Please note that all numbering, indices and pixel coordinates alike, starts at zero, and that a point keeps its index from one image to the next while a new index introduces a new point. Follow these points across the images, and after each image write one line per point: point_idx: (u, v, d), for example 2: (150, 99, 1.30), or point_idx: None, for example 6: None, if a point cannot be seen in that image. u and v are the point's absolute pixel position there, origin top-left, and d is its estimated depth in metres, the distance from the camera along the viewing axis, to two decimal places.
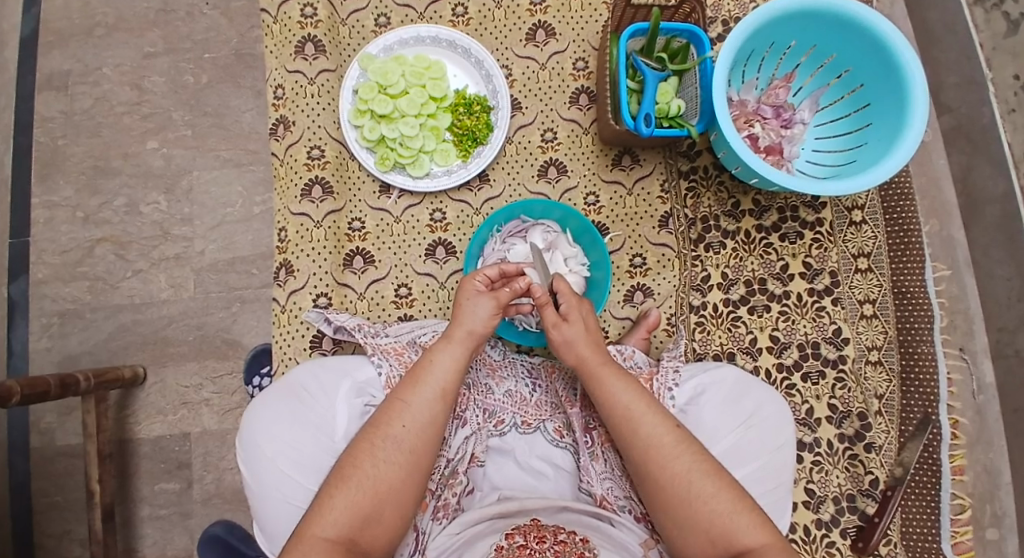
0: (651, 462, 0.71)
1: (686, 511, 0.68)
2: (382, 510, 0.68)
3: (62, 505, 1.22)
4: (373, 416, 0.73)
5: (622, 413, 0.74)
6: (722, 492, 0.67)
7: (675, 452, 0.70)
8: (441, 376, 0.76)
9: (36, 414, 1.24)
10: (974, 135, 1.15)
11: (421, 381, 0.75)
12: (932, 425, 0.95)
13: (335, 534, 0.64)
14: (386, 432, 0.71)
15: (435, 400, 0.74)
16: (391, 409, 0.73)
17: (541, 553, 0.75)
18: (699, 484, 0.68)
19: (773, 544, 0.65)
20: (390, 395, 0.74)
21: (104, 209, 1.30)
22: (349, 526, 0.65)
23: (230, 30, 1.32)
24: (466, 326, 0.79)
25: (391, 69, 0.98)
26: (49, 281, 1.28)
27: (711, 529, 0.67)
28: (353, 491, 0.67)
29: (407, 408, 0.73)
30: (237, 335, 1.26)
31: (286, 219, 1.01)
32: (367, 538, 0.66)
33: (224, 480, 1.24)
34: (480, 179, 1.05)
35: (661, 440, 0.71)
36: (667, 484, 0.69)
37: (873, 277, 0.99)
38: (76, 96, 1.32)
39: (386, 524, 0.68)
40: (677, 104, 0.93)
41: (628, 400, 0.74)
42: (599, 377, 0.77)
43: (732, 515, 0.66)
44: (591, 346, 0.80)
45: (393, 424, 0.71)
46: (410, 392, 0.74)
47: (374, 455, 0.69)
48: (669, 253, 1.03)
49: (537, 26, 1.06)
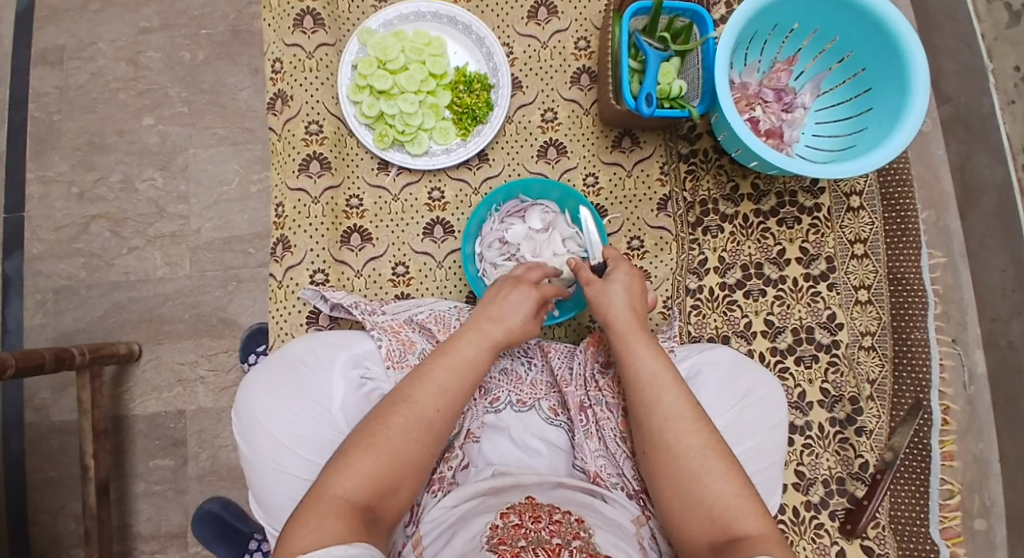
0: (666, 432, 0.71)
1: (692, 484, 0.67)
2: (400, 483, 0.66)
3: (56, 481, 1.22)
4: (398, 389, 0.72)
5: (649, 382, 0.74)
6: (732, 474, 0.66)
7: (693, 428, 0.70)
8: (475, 367, 0.77)
9: (31, 390, 1.24)
10: (973, 126, 1.15)
11: (453, 363, 0.75)
12: (923, 411, 0.95)
13: (358, 498, 0.62)
14: (417, 410, 0.70)
15: (466, 392, 0.75)
16: (420, 386, 0.72)
17: (536, 532, 0.69)
18: (711, 463, 0.67)
19: (774, 533, 0.62)
20: (426, 374, 0.73)
21: (99, 185, 1.29)
22: (371, 494, 0.63)
23: (227, 6, 1.31)
24: (507, 323, 0.81)
25: (391, 44, 0.97)
26: (44, 257, 1.28)
27: (714, 508, 0.65)
28: (382, 461, 0.65)
29: (443, 393, 0.72)
30: (233, 315, 1.26)
31: (283, 194, 1.00)
32: (383, 507, 0.64)
33: (220, 458, 1.24)
34: (479, 158, 1.04)
35: (680, 412, 0.71)
36: (677, 455, 0.69)
37: (869, 263, 1.00)
38: (71, 71, 1.30)
39: (400, 500, 0.66)
40: (679, 84, 0.92)
41: (656, 372, 0.74)
42: (631, 341, 0.78)
43: (737, 498, 0.65)
44: (631, 311, 0.81)
45: (428, 403, 0.71)
46: (446, 375, 0.74)
47: (407, 430, 0.68)
48: (667, 236, 1.03)
49: (539, 4, 1.05)
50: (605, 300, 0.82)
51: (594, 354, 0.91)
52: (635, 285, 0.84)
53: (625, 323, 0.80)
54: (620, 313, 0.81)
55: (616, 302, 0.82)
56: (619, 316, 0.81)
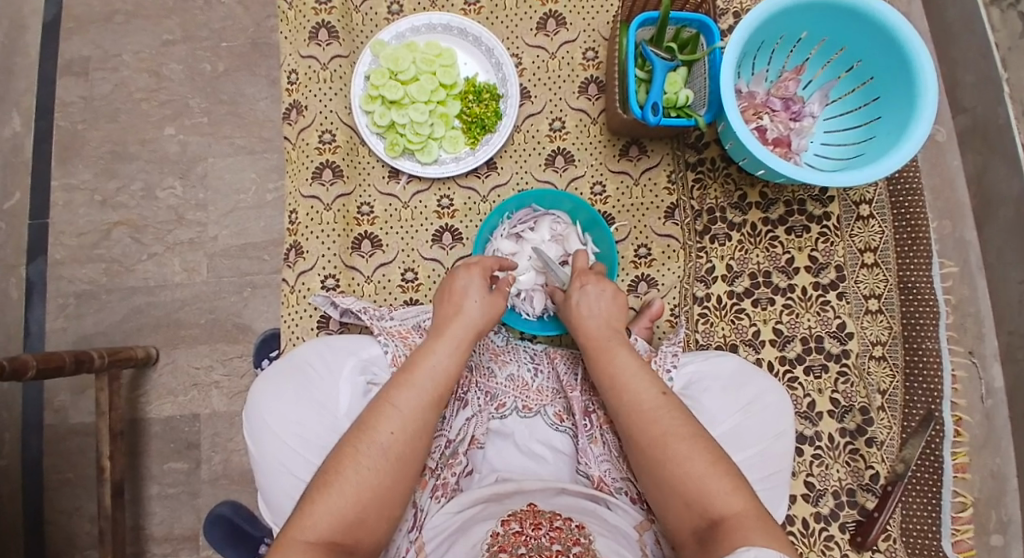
0: (633, 424, 0.71)
1: (662, 472, 0.67)
2: (366, 515, 0.64)
3: (72, 481, 1.25)
4: (355, 418, 0.69)
5: (611, 382, 0.75)
6: (697, 455, 0.65)
7: (656, 416, 0.70)
8: (432, 380, 0.72)
9: (51, 391, 1.27)
10: (991, 135, 1.13)
11: (410, 382, 0.71)
12: (935, 422, 0.93)
13: (315, 538, 0.60)
14: (372, 438, 0.67)
15: (426, 405, 0.71)
16: (374, 410, 0.69)
17: (536, 539, 0.68)
18: (679, 446, 0.66)
19: (747, 512, 0.61)
20: (381, 396, 0.70)
21: (120, 193, 1.32)
22: (331, 531, 0.61)
23: (247, 19, 1.34)
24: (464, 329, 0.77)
25: (403, 56, 0.99)
26: (67, 262, 1.31)
27: (686, 493, 0.64)
28: (338, 496, 0.63)
29: (397, 412, 0.69)
30: (248, 320, 1.28)
31: (296, 201, 1.02)
32: (351, 541, 0.62)
33: (232, 461, 1.26)
34: (488, 166, 1.06)
35: (637, 406, 0.71)
36: (645, 446, 0.69)
37: (879, 272, 0.99)
38: (96, 81, 1.35)
39: (371, 529, 0.64)
40: (685, 93, 0.94)
41: (618, 369, 0.75)
42: (599, 348, 0.79)
43: (706, 478, 0.63)
44: (597, 317, 0.82)
45: (381, 430, 0.67)
46: (400, 394, 0.70)
47: (359, 461, 0.65)
48: (674, 244, 1.04)
49: (548, 16, 1.07)
50: (574, 311, 0.84)
51: None
52: (603, 292, 0.84)
53: (599, 333, 0.80)
54: (585, 320, 0.82)
55: (582, 311, 0.83)
56: (585, 322, 0.82)
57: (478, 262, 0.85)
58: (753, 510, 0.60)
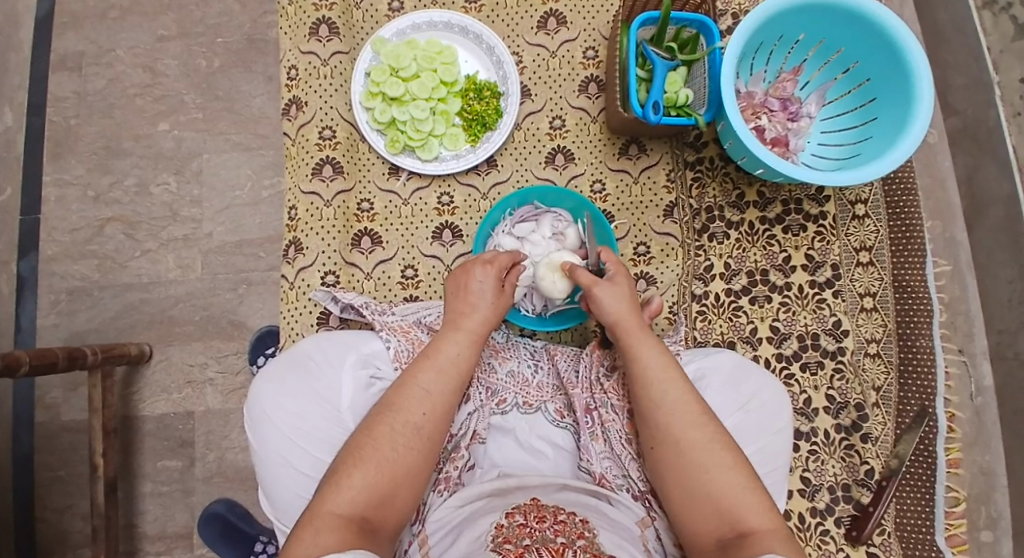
0: (674, 425, 0.71)
1: (699, 477, 0.67)
2: (396, 491, 0.66)
3: (64, 480, 1.24)
4: (381, 399, 0.72)
5: (650, 377, 0.75)
6: (738, 466, 0.67)
7: (698, 421, 0.70)
8: (456, 365, 0.76)
9: (42, 389, 1.25)
10: (980, 136, 1.16)
11: (435, 366, 0.75)
12: (928, 419, 0.95)
13: (349, 511, 0.62)
14: (403, 416, 0.70)
15: (451, 390, 0.75)
16: (400, 390, 0.73)
17: (540, 532, 0.69)
18: (721, 455, 0.67)
19: (779, 530, 0.62)
20: (410, 378, 0.73)
21: (114, 189, 1.31)
22: (364, 506, 0.63)
23: (243, 15, 1.33)
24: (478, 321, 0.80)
25: (403, 53, 0.99)
26: (59, 258, 1.30)
27: (720, 501, 0.65)
28: (373, 471, 0.65)
29: (428, 396, 0.73)
30: (243, 317, 1.27)
31: (296, 197, 1.03)
32: (381, 518, 0.64)
33: (225, 459, 1.25)
34: (488, 164, 1.06)
35: (682, 408, 0.71)
36: (686, 448, 0.69)
37: (874, 271, 1.00)
38: (89, 76, 1.33)
39: (399, 507, 0.66)
40: (685, 93, 0.94)
41: (657, 367, 0.75)
42: (630, 343, 0.78)
43: (744, 491, 0.65)
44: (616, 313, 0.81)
45: (413, 410, 0.71)
46: (427, 376, 0.74)
47: (393, 439, 0.68)
48: (672, 242, 1.05)
49: (548, 15, 1.08)
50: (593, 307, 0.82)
51: (600, 357, 0.92)
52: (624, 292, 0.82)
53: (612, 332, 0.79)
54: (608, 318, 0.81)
55: (604, 308, 0.82)
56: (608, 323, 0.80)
57: (493, 258, 0.85)
58: (786, 532, 0.62)
